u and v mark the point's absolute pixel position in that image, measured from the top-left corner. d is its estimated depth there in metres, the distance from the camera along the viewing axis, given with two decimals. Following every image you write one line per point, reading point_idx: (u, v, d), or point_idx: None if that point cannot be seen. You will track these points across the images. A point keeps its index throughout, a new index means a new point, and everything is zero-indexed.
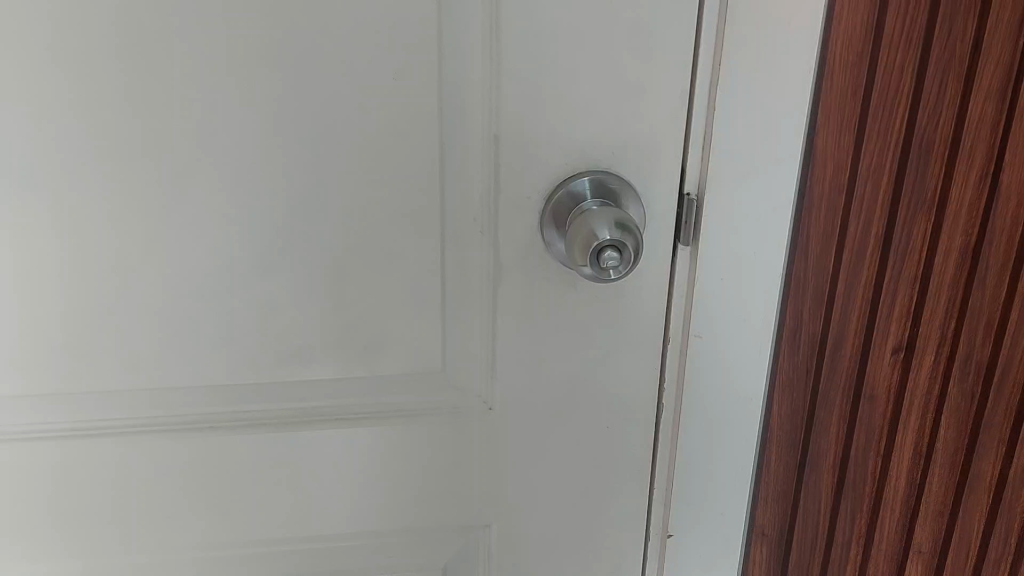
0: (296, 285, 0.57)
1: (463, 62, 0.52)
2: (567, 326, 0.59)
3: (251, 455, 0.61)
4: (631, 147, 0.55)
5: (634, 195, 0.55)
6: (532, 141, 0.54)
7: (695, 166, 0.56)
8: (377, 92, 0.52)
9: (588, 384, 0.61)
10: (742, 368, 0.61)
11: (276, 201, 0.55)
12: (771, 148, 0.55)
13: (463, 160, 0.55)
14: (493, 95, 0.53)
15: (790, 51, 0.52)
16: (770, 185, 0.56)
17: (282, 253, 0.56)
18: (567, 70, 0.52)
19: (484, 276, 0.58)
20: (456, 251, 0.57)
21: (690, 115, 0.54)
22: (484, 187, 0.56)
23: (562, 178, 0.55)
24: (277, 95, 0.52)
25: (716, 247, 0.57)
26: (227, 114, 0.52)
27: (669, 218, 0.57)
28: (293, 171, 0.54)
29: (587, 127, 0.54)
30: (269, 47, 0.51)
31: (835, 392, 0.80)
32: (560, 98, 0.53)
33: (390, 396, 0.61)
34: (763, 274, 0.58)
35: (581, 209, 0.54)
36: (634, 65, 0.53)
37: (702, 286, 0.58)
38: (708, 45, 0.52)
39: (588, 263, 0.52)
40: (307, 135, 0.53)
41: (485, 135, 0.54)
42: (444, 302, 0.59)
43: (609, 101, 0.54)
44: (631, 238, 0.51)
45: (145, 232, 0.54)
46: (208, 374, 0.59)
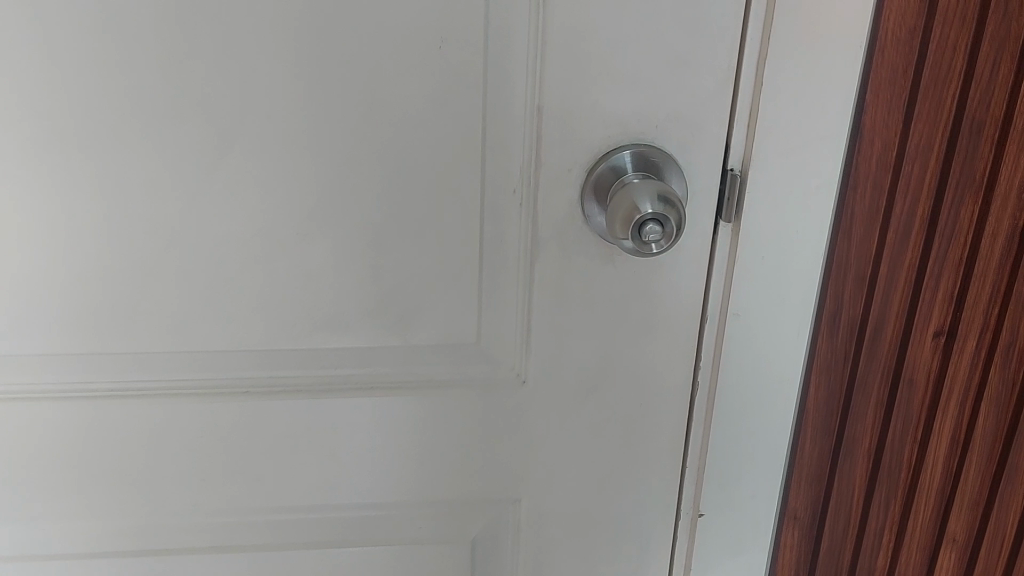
0: (334, 253, 0.57)
1: (507, 31, 0.52)
2: (604, 302, 0.59)
3: (284, 422, 0.62)
4: (674, 121, 0.54)
5: (676, 169, 0.55)
6: (575, 112, 0.54)
7: (740, 142, 0.55)
8: (421, 60, 0.52)
9: (623, 361, 0.61)
10: (780, 349, 0.61)
11: (317, 167, 0.54)
12: (817, 125, 0.54)
13: (504, 130, 0.55)
14: (537, 65, 0.53)
15: (841, 26, 0.51)
16: (815, 163, 0.55)
17: (321, 220, 0.56)
18: (613, 41, 0.52)
19: (522, 248, 0.58)
20: (495, 222, 0.57)
21: (737, 89, 0.53)
22: (525, 157, 0.55)
23: (604, 151, 0.55)
24: (321, 60, 0.52)
25: (758, 225, 0.56)
26: (270, 78, 0.52)
27: (711, 194, 0.56)
28: (335, 137, 0.54)
29: (631, 99, 0.54)
30: (313, 10, 0.50)
31: (873, 384, 0.77)
32: (605, 69, 0.53)
33: (424, 367, 0.61)
34: (805, 254, 0.58)
35: (622, 182, 0.53)
36: (682, 38, 0.52)
37: (741, 264, 0.58)
38: (758, 20, 0.52)
39: (628, 236, 0.51)
40: (349, 101, 0.53)
41: (528, 105, 0.54)
42: (481, 274, 0.59)
43: (655, 73, 0.53)
44: (673, 212, 0.51)
45: (186, 195, 0.54)
46: (243, 339, 0.59)
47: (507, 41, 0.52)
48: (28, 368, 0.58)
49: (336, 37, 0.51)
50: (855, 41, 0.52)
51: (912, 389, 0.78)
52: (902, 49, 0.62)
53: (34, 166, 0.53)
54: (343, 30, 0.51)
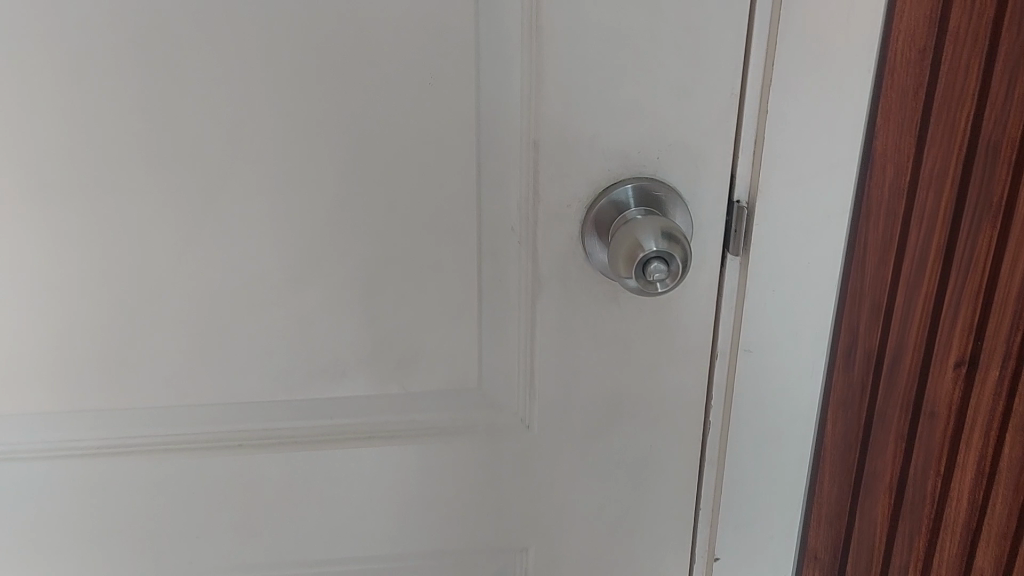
0: (327, 300, 0.55)
1: (500, 64, 0.50)
2: (610, 341, 0.57)
3: (281, 475, 0.59)
4: (677, 153, 0.52)
5: (680, 203, 0.53)
6: (574, 148, 0.52)
7: (746, 173, 0.53)
8: (411, 98, 0.50)
9: (630, 401, 0.58)
10: (796, 385, 0.58)
11: (306, 213, 0.52)
12: (827, 153, 0.52)
13: (500, 166, 0.53)
14: (532, 101, 0.50)
15: (849, 48, 0.49)
16: (827, 191, 0.53)
17: (311, 267, 0.54)
18: (610, 71, 0.50)
19: (523, 287, 0.55)
20: (493, 262, 0.55)
21: (741, 118, 0.51)
22: (523, 194, 0.53)
23: (604, 186, 0.53)
24: (308, 100, 0.49)
25: (769, 258, 0.54)
26: (255, 121, 0.50)
27: (717, 226, 0.54)
28: (325, 179, 0.52)
29: (630, 132, 0.51)
30: (297, 49, 0.48)
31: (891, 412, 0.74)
32: (603, 100, 0.50)
33: (423, 414, 0.58)
34: (819, 288, 0.55)
35: (624, 219, 0.51)
36: (682, 65, 0.50)
37: (751, 300, 0.55)
38: (761, 45, 0.49)
39: (632, 276, 0.50)
40: (337, 144, 0.51)
41: (525, 140, 0.52)
42: (481, 316, 0.56)
43: (655, 105, 0.51)
44: (678, 248, 0.49)
45: (171, 244, 0.52)
46: (236, 392, 0.57)
47: (499, 74, 0.50)
48: (14, 427, 0.56)
49: (323, 75, 0.49)
50: (863, 64, 0.49)
51: (934, 421, 0.74)
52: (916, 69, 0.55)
53: (14, 220, 0.51)
54: (330, 69, 0.49)
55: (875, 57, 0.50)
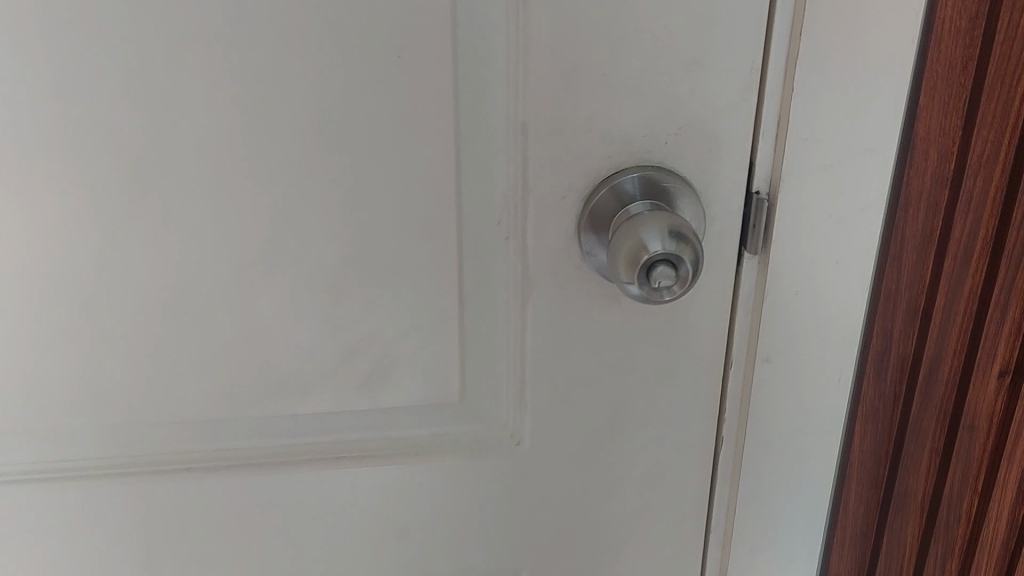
0: (287, 306, 0.48)
1: (481, 36, 0.43)
2: (610, 348, 0.50)
3: (241, 496, 0.53)
4: (687, 137, 0.45)
5: (690, 195, 0.46)
6: (568, 130, 0.45)
7: (766, 160, 0.46)
8: (378, 77, 0.43)
9: (633, 415, 0.52)
10: (819, 398, 0.51)
11: (260, 208, 0.46)
12: (859, 134, 0.45)
13: (484, 154, 0.46)
14: (519, 76, 0.44)
15: (890, 14, 0.42)
16: (859, 179, 0.46)
17: (268, 269, 0.47)
18: (610, 41, 0.43)
19: (510, 289, 0.49)
20: (477, 263, 0.48)
21: (762, 96, 0.44)
22: (509, 185, 0.46)
23: (604, 175, 0.46)
24: (258, 79, 0.43)
25: (792, 256, 0.47)
26: (196, 106, 0.43)
27: (733, 219, 0.47)
28: (280, 170, 0.45)
29: (632, 112, 0.45)
30: (243, 19, 0.41)
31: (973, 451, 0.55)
32: (601, 76, 0.44)
33: (398, 432, 0.52)
34: (848, 289, 0.49)
35: (626, 214, 0.45)
36: (693, 35, 0.43)
37: (770, 303, 0.49)
38: (786, 11, 0.42)
39: (634, 281, 0.43)
40: (293, 129, 0.44)
41: (511, 122, 0.45)
42: (463, 325, 0.49)
43: (662, 81, 0.44)
44: (688, 250, 0.43)
45: (105, 246, 0.46)
46: (187, 411, 0.50)
47: (481, 46, 0.43)
48: None
49: (275, 50, 0.42)
50: (907, 33, 0.42)
51: None
52: (966, 51, 0.45)
53: None
54: (283, 43, 0.42)
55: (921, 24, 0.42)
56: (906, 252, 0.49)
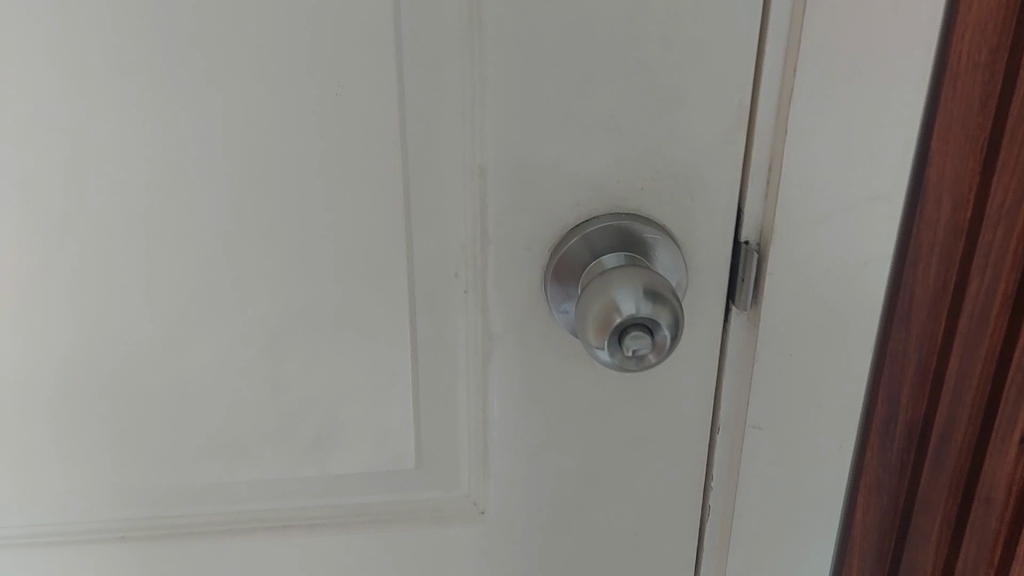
0: (220, 363, 0.43)
1: (434, 67, 0.38)
2: (581, 413, 0.45)
3: (177, 567, 0.48)
4: (666, 182, 0.40)
5: (669, 246, 0.41)
6: (532, 173, 0.40)
7: (757, 208, 0.41)
8: (316, 111, 0.38)
9: (609, 484, 0.47)
10: (818, 467, 0.46)
11: (186, 257, 0.41)
12: (861, 180, 0.40)
13: (438, 199, 0.41)
14: (474, 114, 0.39)
15: (897, 43, 0.37)
16: (861, 229, 0.41)
17: (199, 323, 0.42)
18: (578, 73, 0.38)
19: (470, 347, 0.44)
20: (432, 317, 0.43)
21: (751, 138, 0.39)
22: (467, 233, 0.42)
23: (574, 223, 0.41)
24: (181, 114, 0.38)
25: (786, 314, 0.42)
26: (111, 143, 0.38)
27: (719, 272, 0.42)
28: (209, 216, 0.40)
29: (604, 153, 0.40)
30: (163, 49, 0.37)
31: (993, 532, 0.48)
32: (569, 112, 0.39)
33: (349, 497, 0.47)
34: (851, 349, 0.43)
35: (596, 268, 0.40)
36: (672, 67, 0.38)
37: (761, 364, 0.43)
38: (777, 41, 0.37)
39: (603, 346, 0.38)
40: (222, 171, 0.39)
41: (468, 163, 0.40)
42: (418, 385, 0.44)
43: (636, 120, 0.39)
44: (665, 313, 0.38)
45: (17, 296, 0.41)
46: (114, 475, 0.46)
47: (433, 80, 0.38)
48: None
49: (199, 81, 0.38)
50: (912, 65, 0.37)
51: None
52: (985, 87, 0.39)
53: None
54: (208, 73, 0.37)
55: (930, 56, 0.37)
56: (916, 308, 0.43)
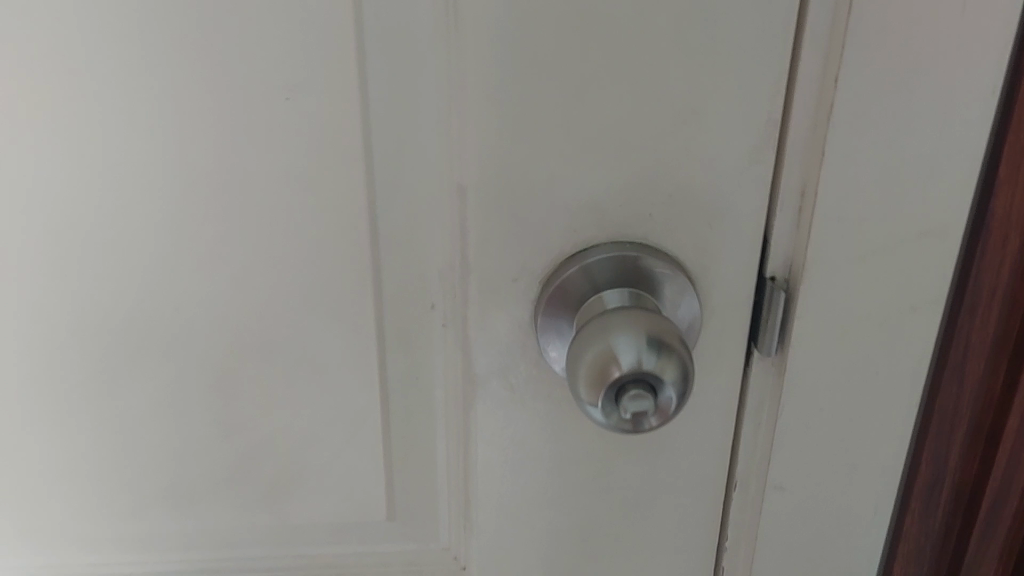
0: (164, 399, 0.38)
1: (405, 68, 0.32)
2: (578, 468, 0.39)
3: None
4: (679, 209, 0.34)
5: (681, 282, 0.35)
6: (520, 197, 0.34)
7: (786, 240, 0.35)
8: (265, 119, 0.33)
9: (606, 548, 0.41)
10: (848, 531, 0.41)
11: (121, 281, 0.36)
12: (910, 213, 0.33)
13: (413, 221, 0.35)
14: (451, 129, 0.33)
15: (961, 49, 0.31)
16: (909, 268, 0.35)
17: (138, 355, 0.37)
18: (575, 83, 0.32)
19: (450, 386, 0.38)
20: (405, 351, 0.38)
21: (780, 159, 0.33)
22: (446, 261, 0.36)
23: (570, 254, 0.35)
24: (108, 120, 0.33)
25: (818, 362, 0.36)
26: (28, 152, 0.33)
27: (740, 313, 0.36)
28: (143, 236, 0.35)
29: (607, 176, 0.34)
30: (85, 44, 0.32)
31: None
32: (563, 128, 0.32)
33: (314, 548, 0.43)
34: (893, 403, 0.37)
35: (596, 307, 0.34)
36: (687, 77, 0.31)
37: (785, 415, 0.38)
38: (814, 46, 0.31)
39: (596, 405, 0.32)
40: (158, 186, 0.34)
41: (446, 182, 0.34)
42: (390, 424, 0.39)
43: (645, 138, 0.33)
44: (672, 369, 0.32)
45: None
46: (49, 518, 0.41)
47: (406, 83, 0.33)
48: None
49: (128, 80, 0.32)
50: (974, 78, 0.31)
51: None
52: None
53: None
54: (136, 72, 0.32)
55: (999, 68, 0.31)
56: (971, 361, 0.37)
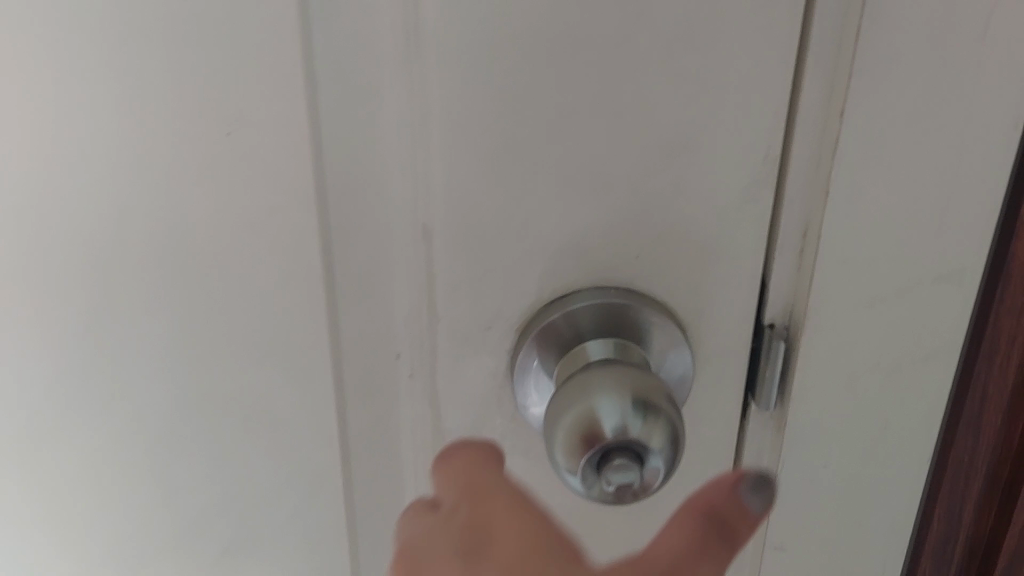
0: (101, 460, 0.34)
1: (363, 97, 0.29)
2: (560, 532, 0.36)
3: None
4: (670, 251, 0.31)
5: (672, 332, 0.32)
6: (492, 240, 0.31)
7: (785, 285, 0.32)
8: (202, 157, 0.29)
9: None
10: None
11: (46, 331, 0.32)
12: (922, 254, 0.30)
13: (374, 265, 0.32)
14: (415, 163, 0.29)
15: (980, 76, 0.28)
16: (920, 314, 0.31)
17: (69, 412, 0.33)
18: (552, 115, 0.28)
19: (418, 441, 0.35)
20: (369, 405, 0.34)
21: (781, 196, 0.30)
22: (412, 309, 0.32)
23: (550, 300, 0.32)
24: (25, 155, 0.29)
25: (820, 415, 0.33)
26: None
27: (735, 366, 0.33)
28: (70, 282, 0.31)
29: (588, 218, 0.30)
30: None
31: None
32: (540, 164, 0.29)
33: None
34: (901, 458, 0.34)
35: (578, 359, 0.31)
36: (678, 109, 0.28)
37: (785, 474, 0.35)
38: (818, 73, 0.28)
39: (575, 473, 0.28)
40: (85, 229, 0.30)
41: (409, 224, 0.31)
42: (354, 483, 0.36)
43: (630, 175, 0.29)
44: (660, 436, 0.28)
45: None
46: None
47: (363, 115, 0.29)
48: None
49: (47, 112, 0.28)
50: (993, 110, 0.28)
51: None
52: None
53: None
54: (52, 106, 0.28)
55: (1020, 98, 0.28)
56: (987, 414, 0.34)
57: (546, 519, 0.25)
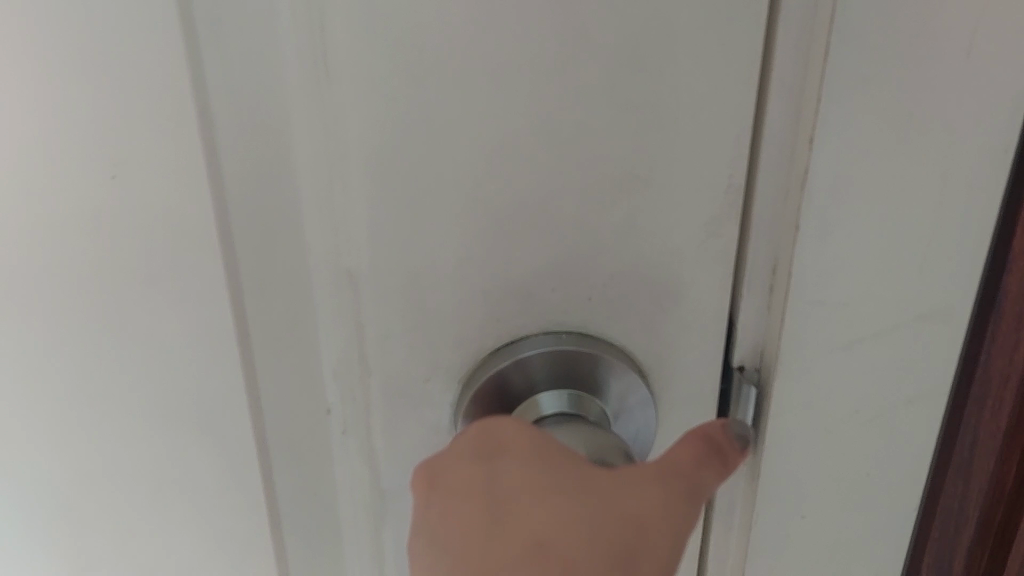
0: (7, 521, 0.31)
1: (268, 136, 0.25)
2: None
3: None
4: (627, 295, 0.28)
5: (632, 379, 0.29)
6: (425, 288, 0.27)
7: (755, 325, 0.29)
8: (85, 203, 0.25)
9: None
10: None
11: None
12: (901, 290, 0.28)
13: (295, 316, 0.28)
14: (333, 205, 0.26)
15: (962, 93, 0.25)
16: (902, 354, 0.29)
17: None
18: (485, 150, 0.25)
19: (356, 498, 0.32)
20: (299, 463, 0.31)
21: (747, 230, 0.27)
22: (340, 362, 0.29)
23: (496, 349, 0.28)
24: None
25: (798, 465, 0.30)
26: None
27: (701, 410, 0.30)
28: None
29: (531, 261, 0.27)
30: None
31: None
32: (473, 205, 0.26)
33: None
34: (883, 502, 0.32)
35: (529, 414, 0.28)
36: (625, 142, 0.25)
37: (759, 528, 0.32)
38: (783, 94, 0.25)
39: None
40: None
41: (331, 272, 0.27)
42: (289, 545, 0.33)
43: (577, 214, 0.26)
44: None
45: None
46: None
47: (270, 155, 0.26)
48: None
49: None
50: (976, 132, 0.25)
51: None
52: None
53: None
54: None
55: (1005, 118, 0.25)
56: (979, 460, 0.31)
57: (530, 448, 0.24)
